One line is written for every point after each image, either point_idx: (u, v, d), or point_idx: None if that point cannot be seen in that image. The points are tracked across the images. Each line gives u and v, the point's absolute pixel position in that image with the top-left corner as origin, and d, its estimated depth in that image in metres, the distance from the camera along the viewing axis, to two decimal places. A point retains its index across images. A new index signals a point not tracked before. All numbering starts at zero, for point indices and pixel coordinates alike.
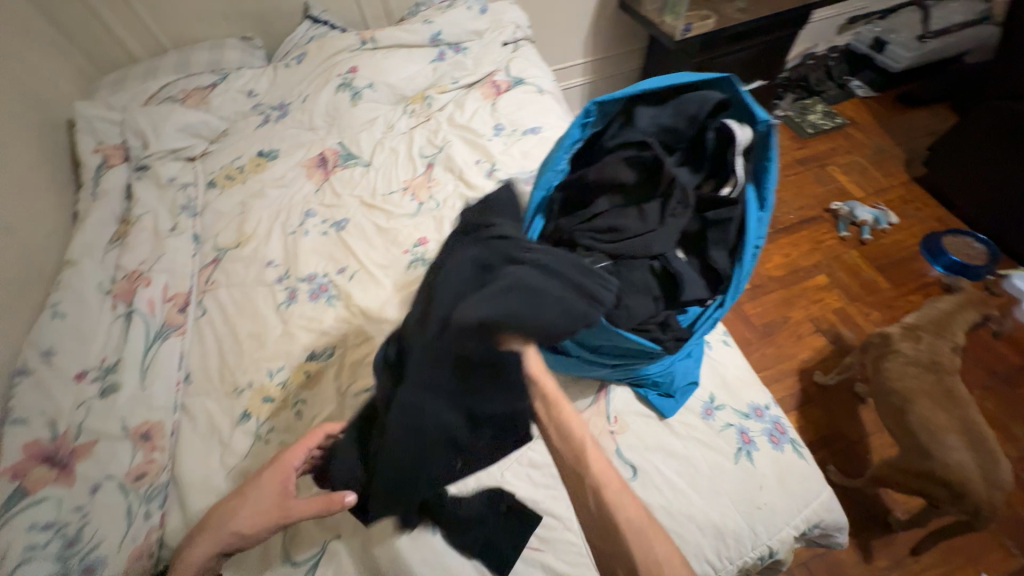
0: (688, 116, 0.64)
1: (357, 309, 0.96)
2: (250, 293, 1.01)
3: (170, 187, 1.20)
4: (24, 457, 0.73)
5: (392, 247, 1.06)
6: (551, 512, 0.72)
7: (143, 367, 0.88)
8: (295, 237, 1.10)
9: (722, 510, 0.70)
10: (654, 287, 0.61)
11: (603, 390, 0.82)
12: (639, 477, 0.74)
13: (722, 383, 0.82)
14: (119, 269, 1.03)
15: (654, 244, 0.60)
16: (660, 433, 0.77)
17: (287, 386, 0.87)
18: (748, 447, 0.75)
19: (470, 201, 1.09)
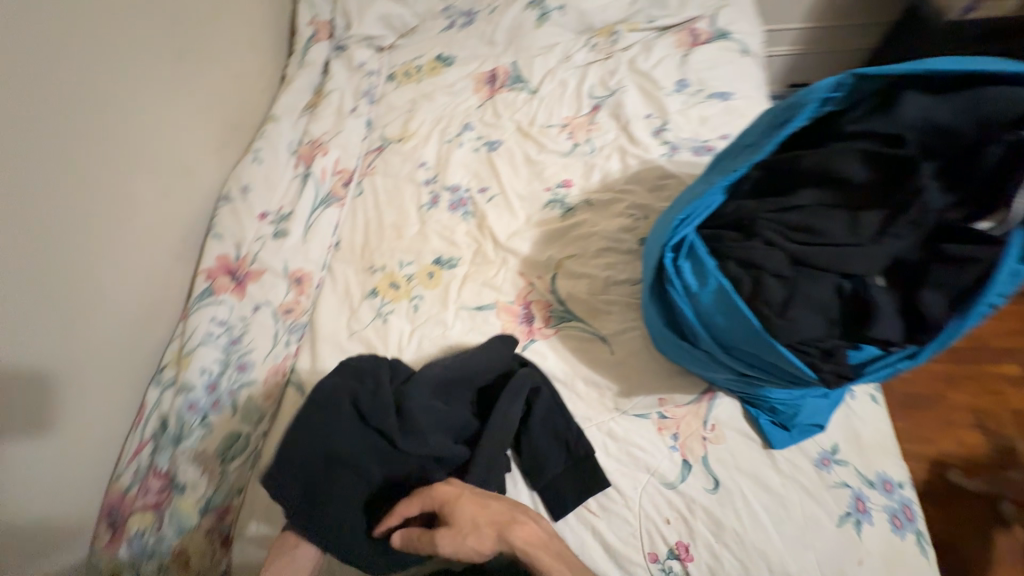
0: (981, 114, 0.47)
1: (488, 231, 0.99)
2: (400, 187, 1.08)
3: (358, 71, 1.29)
4: (217, 265, 0.95)
5: (535, 182, 1.04)
6: (617, 485, 0.72)
7: (308, 223, 1.02)
8: (450, 146, 1.13)
9: (802, 563, 0.64)
10: (834, 310, 0.52)
11: (708, 393, 0.77)
12: (719, 492, 0.69)
13: (854, 439, 0.71)
14: (306, 135, 1.17)
15: (851, 261, 0.51)
16: (759, 462, 0.70)
17: (412, 280, 0.94)
18: (860, 517, 0.65)
19: (627, 156, 1.02)
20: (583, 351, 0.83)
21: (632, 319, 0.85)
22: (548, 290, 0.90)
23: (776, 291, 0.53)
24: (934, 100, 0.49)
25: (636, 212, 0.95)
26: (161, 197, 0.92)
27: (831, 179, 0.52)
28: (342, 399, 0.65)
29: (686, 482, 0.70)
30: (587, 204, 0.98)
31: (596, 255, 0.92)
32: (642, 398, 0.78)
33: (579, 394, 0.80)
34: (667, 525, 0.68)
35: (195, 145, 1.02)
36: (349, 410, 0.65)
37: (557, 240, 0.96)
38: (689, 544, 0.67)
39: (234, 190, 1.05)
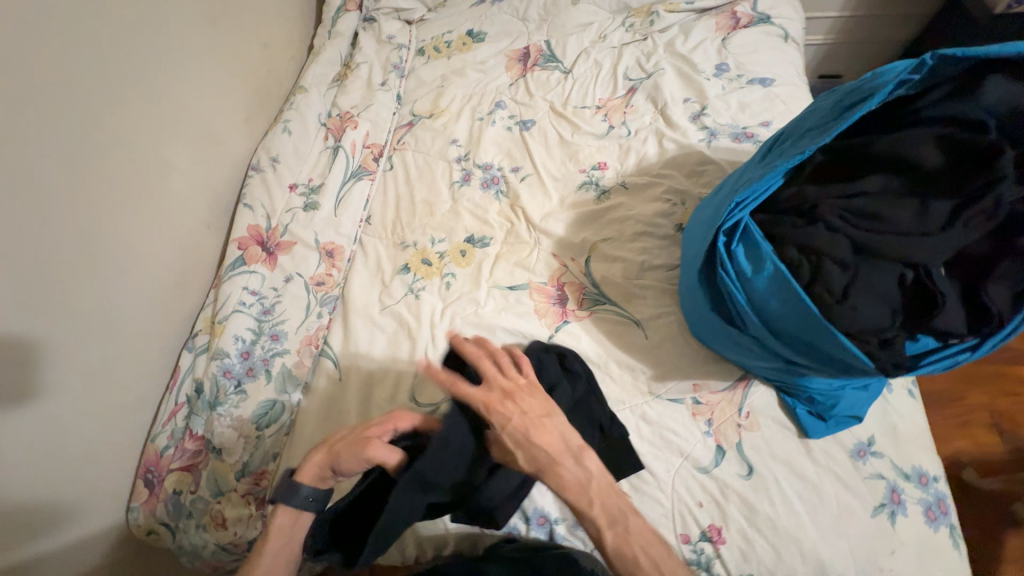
0: None
1: (521, 212, 0.98)
2: (431, 164, 1.07)
3: (387, 43, 1.26)
4: (248, 235, 0.94)
5: (569, 163, 1.03)
6: (650, 467, 0.72)
7: (338, 197, 1.01)
8: (482, 124, 1.11)
9: (835, 551, 0.64)
10: (897, 299, 0.51)
11: (742, 380, 0.76)
12: (752, 478, 0.69)
13: (890, 431, 0.71)
14: (336, 107, 1.15)
15: (917, 250, 0.50)
16: (794, 450, 0.71)
17: (444, 257, 0.94)
18: (894, 508, 0.66)
19: (665, 140, 1.00)
20: (616, 335, 0.83)
21: (667, 304, 0.85)
22: (582, 273, 0.90)
23: (838, 279, 0.52)
24: (1022, 85, 0.48)
25: (673, 197, 0.93)
26: (193, 165, 0.91)
27: (899, 164, 0.52)
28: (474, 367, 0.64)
29: (720, 467, 0.71)
30: (622, 187, 0.97)
31: (632, 239, 0.91)
32: (677, 383, 0.78)
33: (613, 377, 0.80)
34: (700, 508, 0.69)
35: (225, 113, 1.00)
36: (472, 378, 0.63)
37: (592, 223, 0.94)
38: (721, 527, 0.67)
39: (265, 160, 1.04)
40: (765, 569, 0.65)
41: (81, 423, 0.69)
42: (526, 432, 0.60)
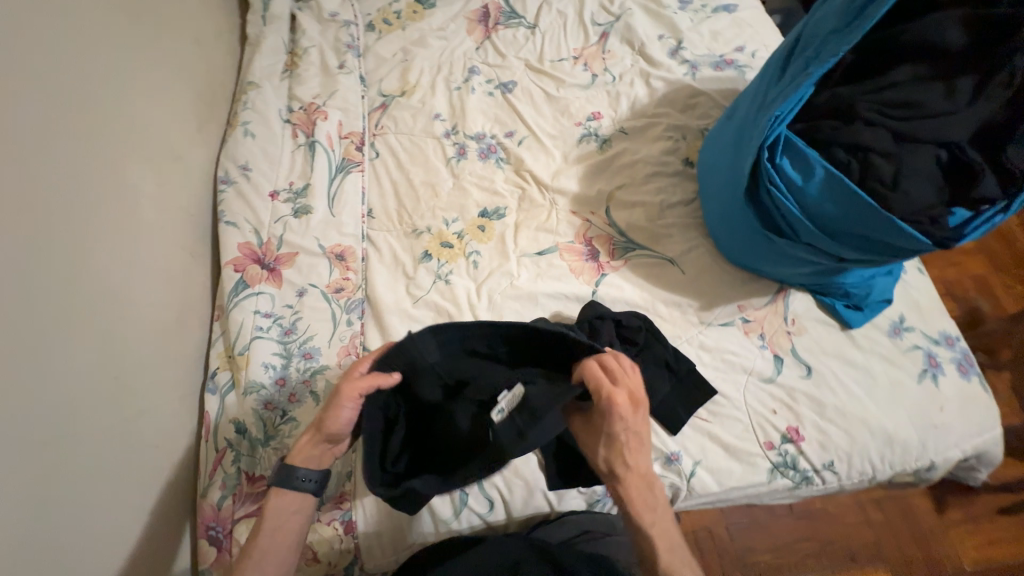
0: None
1: (528, 175, 0.95)
2: (419, 144, 1.00)
3: (332, 22, 1.14)
4: (242, 254, 0.86)
5: (562, 118, 1.01)
6: (721, 391, 0.75)
7: (331, 196, 0.93)
8: (461, 93, 1.05)
9: (896, 420, 0.72)
10: (939, 177, 0.56)
11: (781, 292, 0.81)
12: (812, 376, 0.75)
13: (916, 307, 0.78)
14: (296, 100, 1.04)
15: (951, 127, 0.55)
16: (841, 343, 0.77)
17: (463, 236, 0.90)
18: (935, 371, 0.74)
19: (652, 80, 1.00)
20: (656, 276, 0.85)
21: (694, 237, 0.87)
22: (606, 223, 0.90)
23: (885, 168, 0.56)
24: None
25: (673, 134, 0.95)
26: (158, 188, 0.80)
27: (925, 52, 0.58)
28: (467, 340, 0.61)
29: (782, 374, 0.75)
30: (623, 133, 0.97)
31: (645, 181, 0.92)
32: (723, 307, 0.81)
33: (663, 316, 0.82)
34: (775, 415, 0.73)
35: (175, 125, 0.88)
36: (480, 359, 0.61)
37: (602, 173, 0.94)
38: (798, 427, 0.72)
39: (234, 171, 0.93)
40: (843, 452, 0.71)
41: (120, 490, 0.62)
42: (623, 445, 0.58)
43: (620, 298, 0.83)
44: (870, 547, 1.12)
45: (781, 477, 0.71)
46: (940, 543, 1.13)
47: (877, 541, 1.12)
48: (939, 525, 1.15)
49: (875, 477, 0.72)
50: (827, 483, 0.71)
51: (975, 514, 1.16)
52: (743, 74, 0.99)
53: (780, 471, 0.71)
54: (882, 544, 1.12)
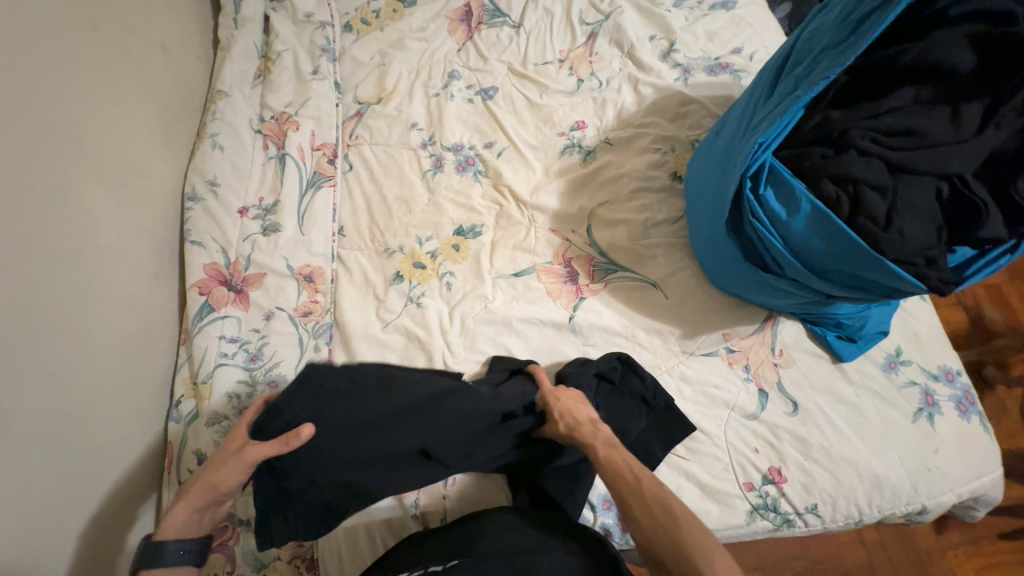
0: None
1: (507, 189, 0.90)
2: (395, 155, 0.96)
3: (307, 24, 1.09)
4: (208, 276, 0.83)
5: (544, 128, 0.95)
6: (701, 427, 0.71)
7: (302, 212, 0.89)
8: (440, 100, 1.00)
9: (886, 462, 0.67)
10: (938, 214, 0.51)
11: (769, 320, 0.76)
12: (799, 413, 0.71)
13: (914, 339, 0.73)
14: (267, 109, 0.99)
15: (953, 159, 0.49)
16: (830, 376, 0.72)
17: (436, 256, 0.86)
18: (931, 410, 0.69)
19: (641, 86, 0.94)
20: (638, 300, 0.80)
21: (679, 259, 0.82)
22: (587, 243, 0.85)
23: (880, 205, 0.50)
24: None
25: (661, 146, 0.90)
26: (121, 209, 0.78)
27: (932, 72, 0.51)
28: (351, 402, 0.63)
29: (767, 410, 0.71)
30: (607, 144, 0.91)
31: (630, 198, 0.87)
32: (707, 336, 0.77)
33: (643, 344, 0.78)
34: (757, 453, 0.69)
35: (139, 139, 0.84)
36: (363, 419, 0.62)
37: (584, 188, 0.89)
38: (780, 467, 0.68)
39: (201, 187, 0.90)
40: (828, 495, 0.67)
41: (74, 529, 0.61)
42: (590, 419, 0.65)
43: (598, 325, 0.79)
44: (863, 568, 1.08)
45: (761, 518, 0.67)
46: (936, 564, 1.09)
47: (869, 562, 1.08)
48: (936, 546, 1.10)
49: (862, 521, 0.68)
50: (810, 526, 0.67)
51: (971, 533, 1.12)
52: (739, 79, 0.93)
53: (760, 513, 0.67)
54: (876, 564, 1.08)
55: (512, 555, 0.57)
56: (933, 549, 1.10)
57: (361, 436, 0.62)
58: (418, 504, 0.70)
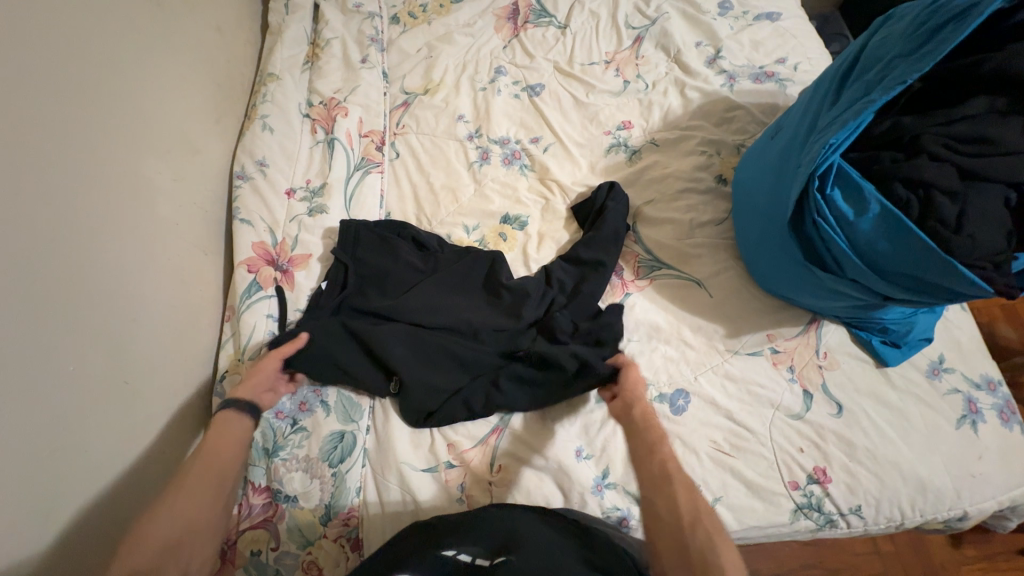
0: None
1: (553, 183, 0.92)
2: (441, 145, 0.97)
3: (356, 14, 1.10)
4: (256, 255, 0.83)
5: (590, 126, 0.97)
6: (746, 425, 0.72)
7: (349, 197, 0.90)
8: (487, 94, 1.01)
9: (931, 467, 0.68)
10: (1008, 220, 0.52)
11: (814, 323, 0.77)
12: (843, 415, 0.71)
13: (956, 346, 0.75)
14: (316, 94, 1.00)
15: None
16: (875, 380, 0.73)
17: (484, 244, 0.87)
18: (975, 417, 0.70)
19: (687, 90, 0.96)
20: (683, 298, 0.81)
21: (724, 260, 0.83)
22: (633, 240, 0.86)
23: (950, 209, 0.52)
24: None
25: (708, 148, 0.91)
26: (175, 183, 0.78)
27: (1006, 84, 0.52)
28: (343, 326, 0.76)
29: (812, 410, 0.72)
30: (653, 145, 0.93)
31: (676, 197, 0.88)
32: (752, 336, 0.78)
33: (688, 342, 0.78)
34: (802, 453, 0.70)
35: (194, 117, 0.85)
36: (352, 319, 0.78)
37: (630, 186, 0.91)
38: (825, 467, 0.69)
39: (251, 166, 0.91)
40: (871, 497, 0.68)
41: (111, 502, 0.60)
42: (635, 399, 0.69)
43: (644, 320, 0.80)
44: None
45: (805, 518, 0.68)
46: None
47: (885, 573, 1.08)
48: (951, 561, 1.11)
49: (904, 524, 0.68)
50: (853, 528, 0.68)
51: (989, 548, 1.12)
52: (784, 88, 0.95)
53: (804, 512, 0.68)
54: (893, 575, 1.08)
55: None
56: (951, 561, 1.10)
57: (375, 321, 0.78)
58: (464, 489, 0.70)
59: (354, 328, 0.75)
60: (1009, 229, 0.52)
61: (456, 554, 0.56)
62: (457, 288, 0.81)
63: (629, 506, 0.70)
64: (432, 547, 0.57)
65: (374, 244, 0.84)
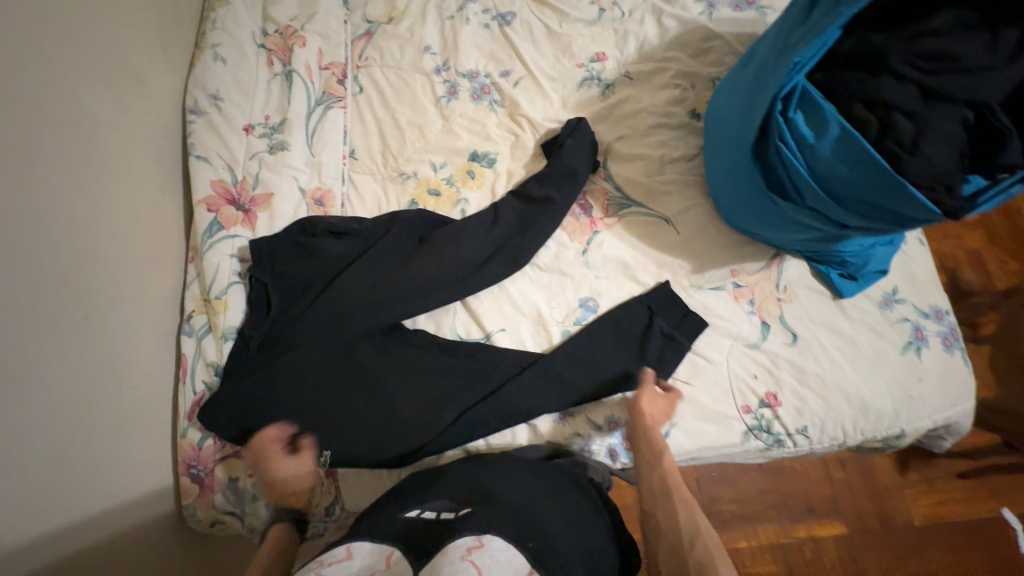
0: None
1: (522, 119, 0.89)
2: (407, 79, 0.92)
3: None
4: (215, 193, 0.80)
5: (563, 59, 0.93)
6: (705, 354, 0.75)
7: (310, 133, 0.86)
8: (455, 23, 0.95)
9: (874, 389, 0.72)
10: (961, 141, 0.52)
11: (776, 258, 0.79)
12: (797, 344, 0.74)
13: (910, 278, 0.77)
14: (270, 22, 0.93)
15: (983, 86, 0.50)
16: (830, 311, 0.76)
17: (452, 182, 0.85)
18: (920, 343, 0.74)
19: (664, 18, 0.92)
20: (649, 235, 0.81)
21: (693, 197, 0.83)
22: (602, 177, 0.85)
23: (906, 128, 0.52)
24: None
25: (682, 81, 0.88)
26: (120, 115, 0.74)
27: None
28: (302, 265, 0.77)
29: (768, 340, 0.75)
30: (627, 78, 0.90)
31: (647, 133, 0.86)
32: (716, 271, 0.79)
33: (653, 276, 0.79)
34: (755, 379, 0.73)
35: (136, 43, 0.79)
36: (309, 261, 0.77)
37: (602, 122, 0.88)
38: (776, 392, 0.73)
39: (204, 100, 0.86)
40: (817, 418, 0.72)
41: None
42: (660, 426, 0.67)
43: (612, 256, 0.80)
44: (829, 499, 1.17)
45: (754, 439, 0.72)
46: (893, 500, 1.18)
47: (833, 496, 1.17)
48: (894, 485, 1.20)
49: (846, 443, 0.73)
50: (799, 447, 0.72)
51: (930, 474, 1.21)
52: (764, 16, 0.91)
53: (754, 433, 0.72)
54: (840, 498, 1.17)
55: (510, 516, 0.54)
56: (894, 485, 1.19)
57: (331, 269, 0.77)
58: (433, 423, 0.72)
59: (315, 268, 0.77)
60: (959, 150, 0.52)
61: (419, 513, 0.55)
62: (397, 263, 0.77)
63: (592, 433, 0.73)
64: (394, 511, 0.56)
65: (286, 245, 0.77)
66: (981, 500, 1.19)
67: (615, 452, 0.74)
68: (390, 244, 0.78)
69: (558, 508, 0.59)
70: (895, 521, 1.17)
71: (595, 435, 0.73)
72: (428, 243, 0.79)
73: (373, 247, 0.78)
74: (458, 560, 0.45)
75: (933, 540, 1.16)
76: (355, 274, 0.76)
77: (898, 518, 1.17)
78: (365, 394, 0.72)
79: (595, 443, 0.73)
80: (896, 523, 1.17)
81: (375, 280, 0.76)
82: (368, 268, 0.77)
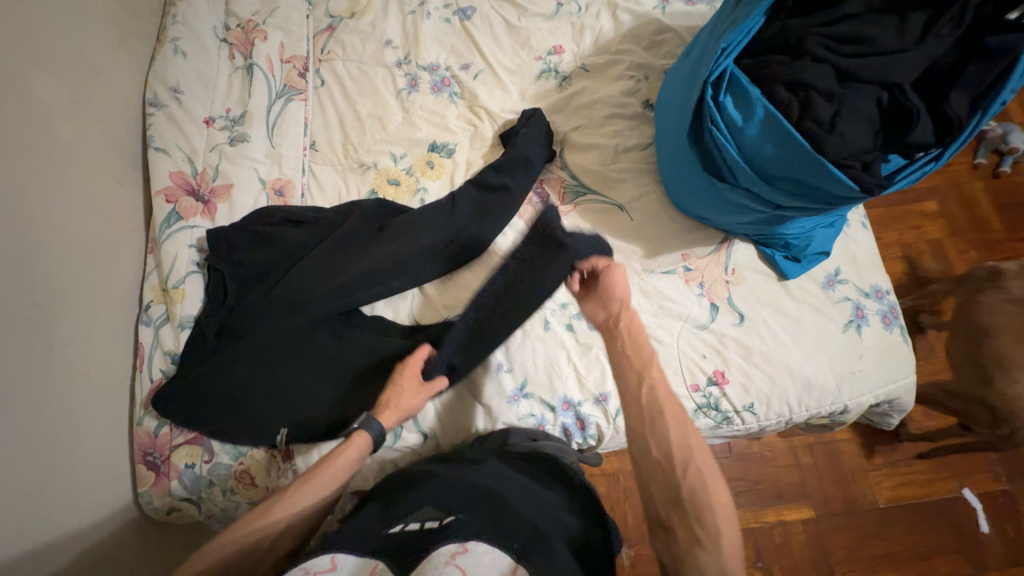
0: None
1: (481, 110, 0.91)
2: (368, 72, 0.94)
3: None
4: (174, 184, 0.81)
5: (522, 52, 0.95)
6: (656, 335, 0.77)
7: (271, 125, 0.87)
8: (416, 18, 0.96)
9: (817, 366, 0.75)
10: (877, 120, 0.55)
11: (725, 242, 0.81)
12: (744, 324, 0.77)
13: (852, 260, 0.80)
14: (232, 16, 0.94)
15: (894, 68, 0.54)
16: (776, 292, 0.78)
17: (411, 173, 0.87)
18: (860, 321, 0.76)
19: (618, 12, 0.94)
20: (603, 221, 0.84)
21: (645, 184, 0.85)
22: (559, 166, 0.87)
23: (824, 109, 0.55)
24: None
25: (636, 73, 0.91)
26: (76, 106, 0.74)
27: None
28: (260, 255, 0.77)
29: (716, 321, 0.77)
30: (583, 70, 0.92)
31: (603, 123, 0.88)
32: (667, 256, 0.81)
33: None
34: (703, 358, 0.76)
35: (94, 36, 0.80)
36: (267, 249, 0.78)
37: (559, 113, 0.90)
38: (723, 370, 0.75)
39: (164, 93, 0.86)
40: (763, 395, 0.74)
41: None
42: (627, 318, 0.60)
43: None
44: (795, 483, 1.19)
45: (703, 416, 0.74)
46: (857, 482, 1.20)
47: (800, 480, 1.20)
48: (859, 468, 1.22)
49: (791, 420, 0.76)
50: (747, 423, 0.75)
51: (894, 456, 1.24)
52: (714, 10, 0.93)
53: (703, 411, 0.74)
54: (806, 481, 1.20)
55: (488, 515, 0.55)
56: (858, 468, 1.22)
57: (290, 256, 0.78)
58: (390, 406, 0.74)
59: (274, 256, 0.77)
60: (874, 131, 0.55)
61: (403, 526, 0.54)
62: (355, 252, 0.79)
63: (545, 414, 0.75)
64: (381, 524, 0.56)
65: (245, 234, 0.78)
66: (942, 481, 1.22)
67: (568, 432, 0.76)
68: (347, 232, 0.79)
69: (533, 500, 0.59)
70: (859, 503, 1.20)
71: (548, 416, 0.75)
72: (387, 234, 0.80)
73: (332, 237, 0.79)
74: (443, 564, 0.47)
75: (896, 520, 1.19)
76: (311, 261, 0.77)
77: (862, 500, 1.20)
78: (322, 376, 0.73)
79: (548, 423, 0.75)
80: (860, 505, 1.19)
81: (333, 267, 0.77)
82: (326, 258, 0.78)
